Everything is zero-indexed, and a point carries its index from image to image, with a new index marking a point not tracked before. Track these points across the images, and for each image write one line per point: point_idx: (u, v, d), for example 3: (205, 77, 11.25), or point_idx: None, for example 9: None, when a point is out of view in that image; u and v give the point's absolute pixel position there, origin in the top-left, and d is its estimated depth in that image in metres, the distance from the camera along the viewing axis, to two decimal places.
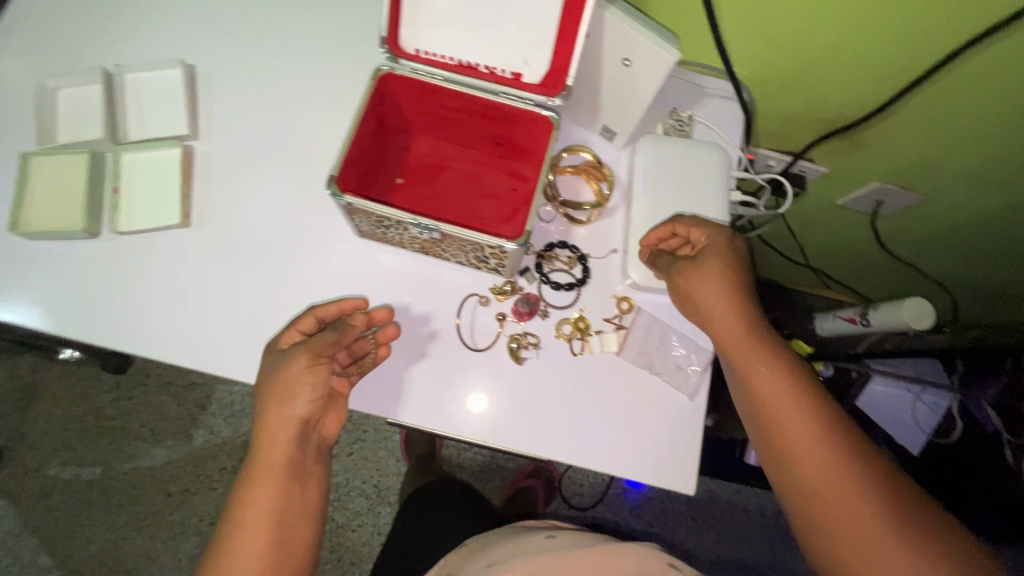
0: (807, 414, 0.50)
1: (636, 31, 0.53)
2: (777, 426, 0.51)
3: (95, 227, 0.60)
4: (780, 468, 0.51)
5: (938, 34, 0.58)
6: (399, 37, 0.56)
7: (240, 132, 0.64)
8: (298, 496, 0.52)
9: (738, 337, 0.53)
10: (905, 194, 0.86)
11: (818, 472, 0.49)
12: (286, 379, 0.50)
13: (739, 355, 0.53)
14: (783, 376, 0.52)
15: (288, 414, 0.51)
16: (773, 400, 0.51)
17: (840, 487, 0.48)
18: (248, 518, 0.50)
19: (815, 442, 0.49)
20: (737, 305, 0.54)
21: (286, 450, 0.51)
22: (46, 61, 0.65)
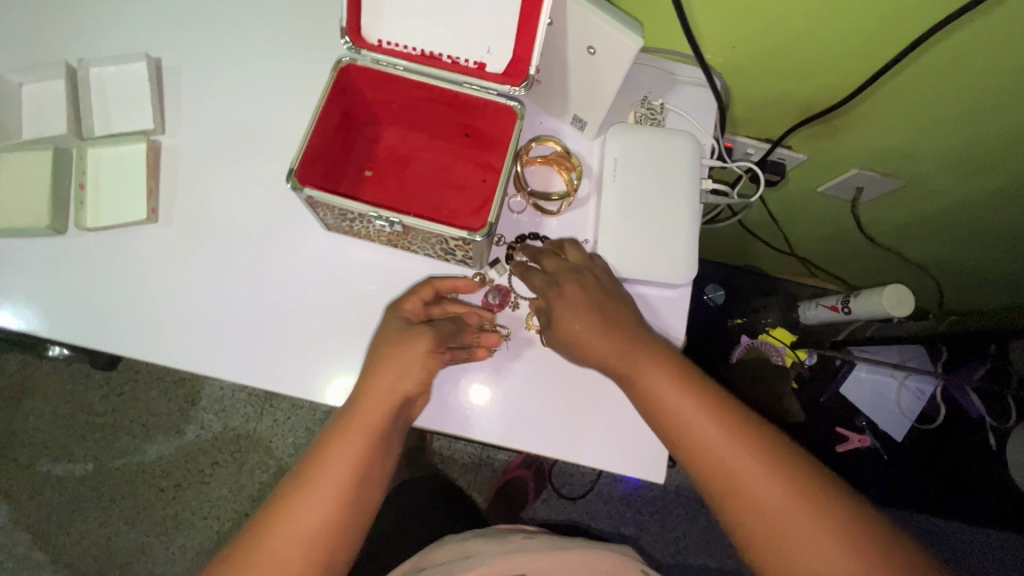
0: (707, 411, 0.48)
1: (597, 18, 0.52)
2: (685, 429, 0.48)
3: (62, 223, 0.60)
4: (697, 473, 0.48)
5: (906, 16, 0.58)
6: (361, 28, 0.55)
7: (208, 126, 0.64)
8: (379, 463, 0.51)
9: (619, 362, 0.51)
10: (884, 180, 0.86)
11: (732, 467, 0.46)
12: (403, 352, 0.51)
13: (633, 367, 0.51)
14: (676, 376, 0.50)
15: (394, 384, 0.51)
16: (673, 406, 0.49)
17: (757, 479, 0.45)
18: (324, 474, 0.49)
19: (722, 439, 0.47)
20: (609, 329, 0.52)
21: (381, 417, 0.51)
22: (9, 56, 0.64)
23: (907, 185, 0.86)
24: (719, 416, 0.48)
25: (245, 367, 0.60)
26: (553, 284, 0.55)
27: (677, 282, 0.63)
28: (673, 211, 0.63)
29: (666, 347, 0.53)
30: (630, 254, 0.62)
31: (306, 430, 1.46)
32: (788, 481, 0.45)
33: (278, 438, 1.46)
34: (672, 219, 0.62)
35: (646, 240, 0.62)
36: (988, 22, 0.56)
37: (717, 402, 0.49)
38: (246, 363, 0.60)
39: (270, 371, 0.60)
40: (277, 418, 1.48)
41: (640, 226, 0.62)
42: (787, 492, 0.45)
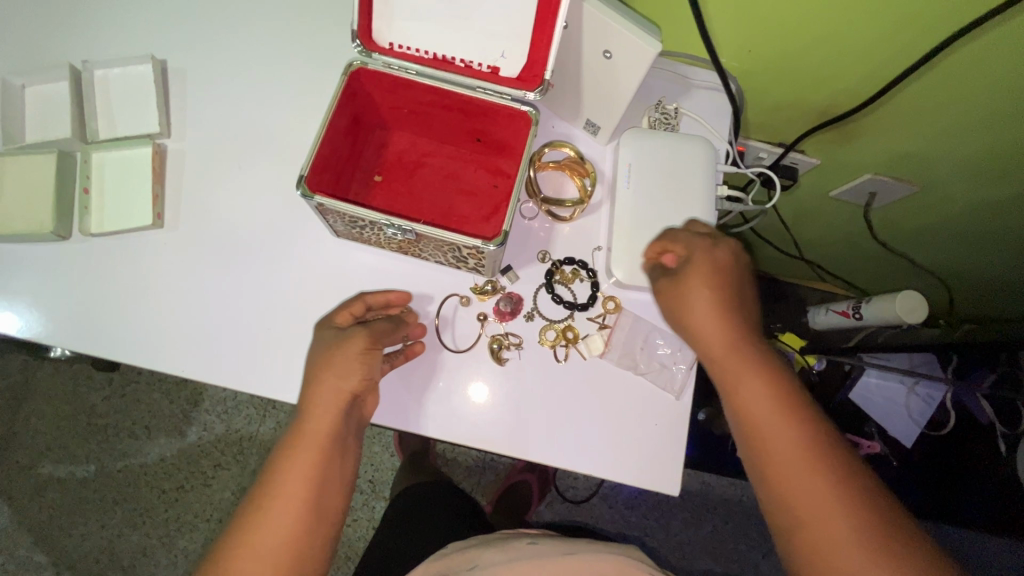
0: (791, 422, 0.48)
1: (615, 22, 0.51)
2: (763, 435, 0.49)
3: (66, 228, 0.59)
4: (764, 487, 0.48)
5: (927, 24, 0.57)
6: (372, 31, 0.54)
7: (214, 129, 0.63)
8: (336, 471, 0.50)
9: (721, 350, 0.52)
10: (898, 185, 0.85)
11: (806, 491, 0.46)
12: (338, 355, 0.50)
13: (727, 363, 0.51)
14: (771, 387, 0.50)
15: (341, 386, 0.50)
16: (759, 418, 0.49)
17: (823, 497, 0.46)
18: (283, 487, 0.48)
19: (799, 451, 0.47)
20: (727, 311, 0.52)
21: (331, 423, 0.50)
22: (13, 57, 0.63)
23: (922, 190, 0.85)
24: (803, 427, 0.48)
25: (251, 374, 0.59)
26: (687, 246, 0.54)
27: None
28: (689, 218, 0.61)
29: (769, 350, 0.53)
30: None
31: None
32: (856, 505, 0.45)
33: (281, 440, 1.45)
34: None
35: None
36: (1014, 28, 0.55)
37: (801, 416, 0.49)
38: (253, 371, 0.59)
39: (276, 379, 0.59)
40: (279, 420, 1.47)
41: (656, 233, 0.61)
42: (851, 515, 0.45)
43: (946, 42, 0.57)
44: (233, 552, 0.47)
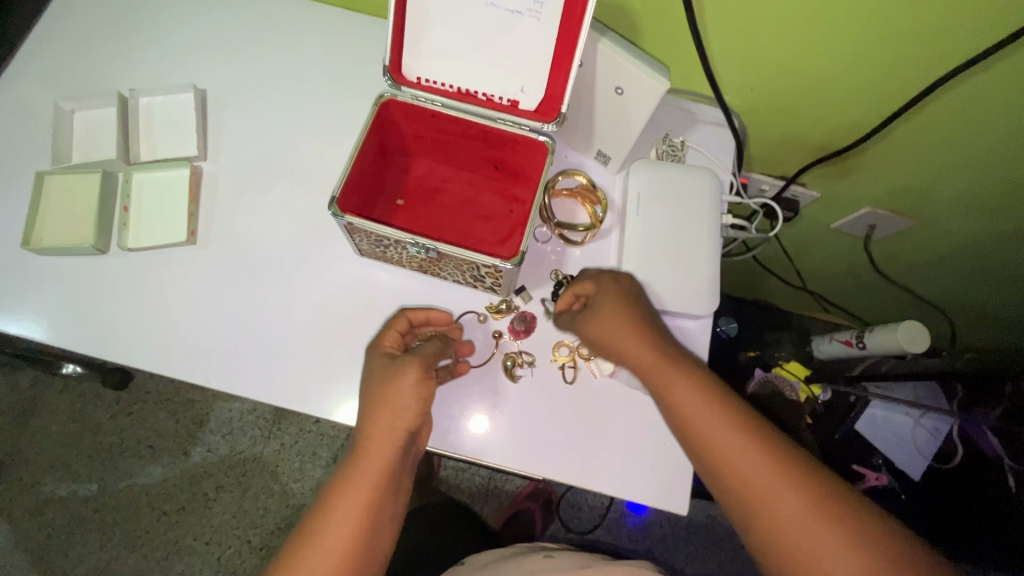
0: (732, 424, 0.50)
1: (626, 61, 0.55)
2: (706, 439, 0.50)
3: (104, 243, 0.62)
4: (713, 479, 0.50)
5: (917, 67, 0.61)
6: (402, 66, 0.58)
7: (248, 154, 0.67)
8: (390, 504, 0.51)
9: (641, 364, 0.54)
10: (897, 218, 0.88)
11: (751, 475, 0.47)
12: (391, 387, 0.51)
13: (659, 377, 0.53)
14: (695, 383, 0.52)
15: (395, 421, 0.51)
16: (694, 413, 0.51)
17: (769, 475, 0.47)
18: (335, 518, 0.49)
19: (743, 448, 0.48)
20: (643, 330, 0.55)
21: (389, 457, 0.51)
22: (64, 84, 0.68)
23: (920, 222, 0.88)
24: (744, 428, 0.49)
25: (271, 387, 0.60)
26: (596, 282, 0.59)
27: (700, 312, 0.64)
28: (694, 245, 0.64)
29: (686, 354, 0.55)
30: (652, 285, 0.63)
31: (313, 455, 1.46)
32: (809, 489, 0.46)
33: (284, 463, 1.45)
34: (693, 252, 0.64)
35: (668, 271, 0.63)
36: (1007, 67, 0.59)
37: (741, 415, 0.50)
38: (274, 384, 0.61)
39: (295, 391, 0.61)
40: (284, 443, 1.47)
41: (662, 258, 0.64)
42: (798, 489, 0.46)
43: (941, 79, 0.61)
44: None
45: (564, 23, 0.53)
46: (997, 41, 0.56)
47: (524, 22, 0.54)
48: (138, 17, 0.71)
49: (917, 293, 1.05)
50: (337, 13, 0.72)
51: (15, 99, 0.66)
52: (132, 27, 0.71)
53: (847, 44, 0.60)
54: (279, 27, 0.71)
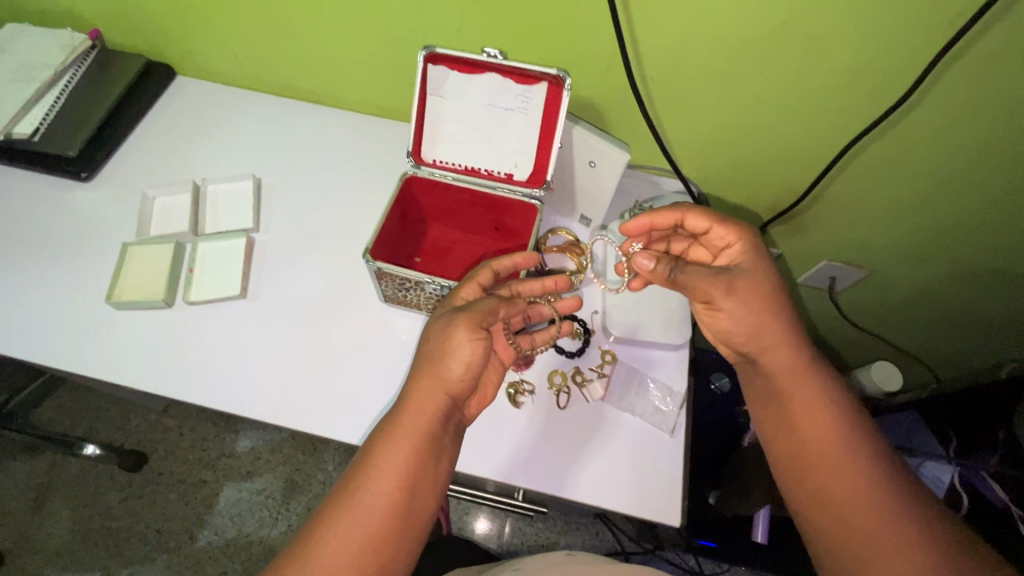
0: (841, 440, 0.57)
1: (596, 140, 0.71)
2: (810, 447, 0.58)
3: (171, 298, 0.74)
4: (803, 480, 0.58)
5: (826, 139, 0.78)
6: (420, 150, 0.74)
7: (294, 228, 0.81)
8: (432, 468, 0.57)
9: (771, 366, 0.62)
10: (851, 268, 1.00)
11: (844, 482, 0.56)
12: (451, 335, 0.58)
13: (782, 377, 0.61)
14: (818, 394, 0.60)
15: (441, 383, 0.59)
16: (808, 422, 0.59)
17: (860, 485, 0.55)
18: (381, 472, 0.55)
19: (842, 459, 0.56)
20: (784, 322, 0.61)
21: (431, 420, 0.58)
22: (149, 178, 0.85)
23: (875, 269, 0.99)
24: (849, 443, 0.57)
25: (303, 419, 0.68)
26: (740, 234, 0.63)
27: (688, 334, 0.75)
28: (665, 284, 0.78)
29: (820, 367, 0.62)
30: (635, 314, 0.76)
31: None
32: (900, 506, 0.54)
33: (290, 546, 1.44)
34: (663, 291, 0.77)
35: (645, 306, 0.76)
36: (905, 127, 0.74)
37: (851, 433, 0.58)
38: (305, 417, 0.69)
39: (322, 421, 0.68)
40: (291, 523, 1.47)
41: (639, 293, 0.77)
42: (885, 505, 0.54)
43: (855, 139, 0.76)
44: (327, 518, 0.54)
45: (545, 114, 0.69)
46: (884, 111, 0.72)
47: (516, 116, 0.70)
48: (213, 129, 0.90)
49: (889, 340, 1.14)
50: (368, 122, 0.92)
51: (109, 189, 0.83)
52: (207, 135, 0.90)
53: (773, 117, 0.77)
54: (323, 134, 0.91)
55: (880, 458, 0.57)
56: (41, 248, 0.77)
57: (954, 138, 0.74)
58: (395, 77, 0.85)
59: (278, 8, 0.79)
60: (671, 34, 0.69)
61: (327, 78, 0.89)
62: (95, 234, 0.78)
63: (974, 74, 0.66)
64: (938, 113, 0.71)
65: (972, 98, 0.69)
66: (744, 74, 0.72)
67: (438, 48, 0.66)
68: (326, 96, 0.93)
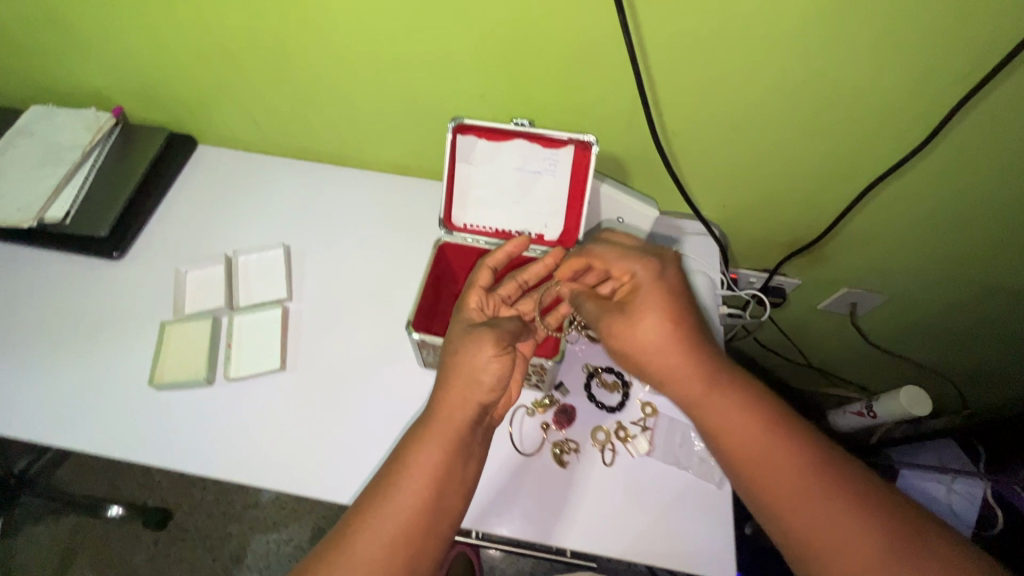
0: (783, 452, 0.51)
1: (625, 198, 0.72)
2: (755, 467, 0.51)
3: (212, 375, 0.74)
4: (758, 507, 0.52)
5: (846, 179, 0.80)
6: (451, 215, 0.75)
7: (326, 294, 0.82)
8: (462, 469, 0.58)
9: (689, 391, 0.55)
10: (871, 293, 1.01)
11: (796, 502, 0.49)
12: (474, 353, 0.60)
13: (702, 400, 0.55)
14: (744, 410, 0.54)
15: (469, 394, 0.59)
16: (740, 442, 0.52)
17: (816, 502, 0.49)
18: (413, 471, 0.56)
19: (788, 473, 0.50)
20: (691, 346, 0.56)
21: (461, 424, 0.59)
22: (180, 252, 0.86)
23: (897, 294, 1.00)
24: (799, 457, 0.51)
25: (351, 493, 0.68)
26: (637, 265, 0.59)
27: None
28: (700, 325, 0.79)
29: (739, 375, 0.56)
30: None
31: None
32: (861, 517, 0.47)
33: None
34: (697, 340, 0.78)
35: None
36: (926, 165, 0.75)
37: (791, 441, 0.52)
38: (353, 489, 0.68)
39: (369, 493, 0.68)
40: None
41: None
42: (846, 517, 0.48)
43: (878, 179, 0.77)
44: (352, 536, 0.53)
45: (573, 176, 0.71)
46: (904, 153, 0.74)
47: (544, 179, 0.71)
48: (238, 197, 0.92)
49: (913, 360, 1.14)
50: (390, 181, 0.93)
51: (140, 265, 0.84)
52: (233, 204, 0.91)
53: (794, 161, 0.78)
54: (347, 196, 0.92)
55: (823, 461, 0.51)
56: (80, 332, 0.77)
57: (974, 172, 0.75)
58: (418, 139, 0.87)
59: (302, 81, 0.81)
60: (694, 91, 0.71)
61: (349, 142, 0.91)
62: (131, 314, 0.79)
63: (992, 118, 0.68)
64: (956, 153, 0.73)
65: (990, 140, 0.70)
66: (766, 123, 0.74)
67: (468, 119, 0.68)
68: (347, 157, 0.94)
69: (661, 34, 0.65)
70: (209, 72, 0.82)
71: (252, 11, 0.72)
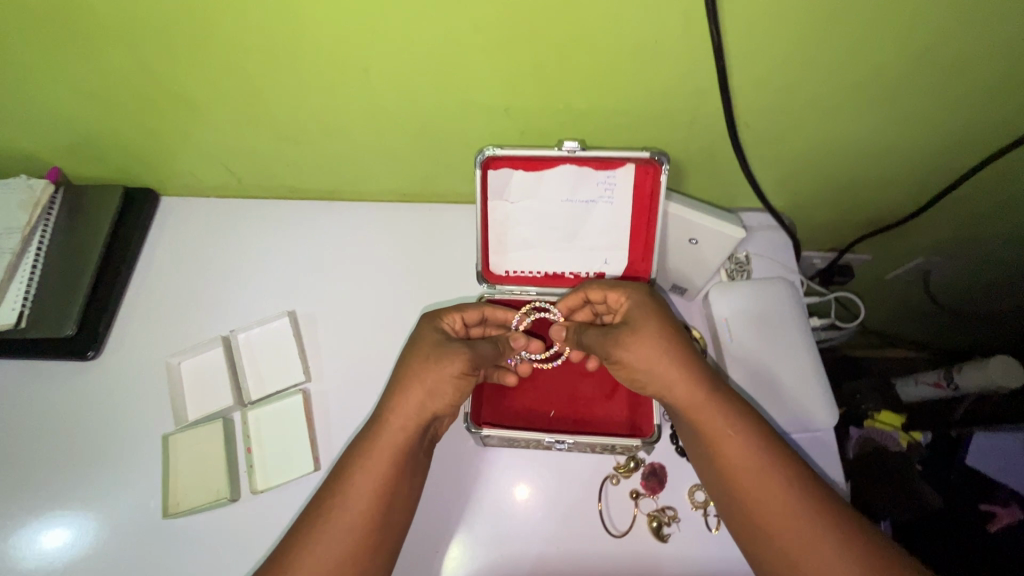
0: (770, 473, 0.49)
1: (702, 219, 0.59)
2: (742, 476, 0.50)
3: (236, 491, 0.63)
4: (746, 526, 0.50)
5: (952, 154, 0.67)
6: (490, 265, 0.64)
7: (348, 365, 0.70)
8: (406, 485, 0.53)
9: (689, 409, 0.52)
10: (952, 261, 0.89)
11: (785, 528, 0.48)
12: (441, 368, 0.55)
13: (701, 420, 0.52)
14: (747, 436, 0.51)
15: (425, 403, 0.54)
16: (739, 465, 0.50)
17: (804, 530, 0.47)
18: (353, 492, 0.51)
19: (780, 501, 0.48)
20: (685, 372, 0.52)
21: (408, 434, 0.53)
22: (168, 340, 0.72)
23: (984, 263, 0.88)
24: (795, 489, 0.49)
25: None
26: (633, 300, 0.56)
27: (810, 424, 0.65)
28: (791, 336, 0.68)
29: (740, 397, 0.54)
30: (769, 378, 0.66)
31: None
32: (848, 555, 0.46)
33: None
34: (787, 340, 0.67)
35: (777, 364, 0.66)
36: None
37: (779, 464, 0.50)
38: None
39: None
40: None
41: (766, 350, 0.67)
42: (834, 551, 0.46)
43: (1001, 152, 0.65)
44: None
45: (635, 200, 0.58)
46: None
47: (600, 207, 0.59)
48: (223, 259, 0.77)
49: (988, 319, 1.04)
50: (399, 212, 0.79)
51: (124, 363, 0.71)
52: (218, 268, 0.77)
53: (889, 138, 0.65)
54: (352, 237, 0.78)
55: (814, 494, 0.49)
56: (72, 462, 0.65)
57: None
58: (428, 166, 0.71)
59: (279, 118, 0.65)
60: (779, 76, 0.56)
61: (345, 175, 0.75)
62: (126, 427, 0.67)
63: None
64: None
65: None
66: (861, 101, 0.60)
67: (501, 150, 0.55)
68: (343, 191, 0.79)
69: (748, 13, 0.50)
70: (161, 121, 0.66)
71: (205, 42, 0.56)
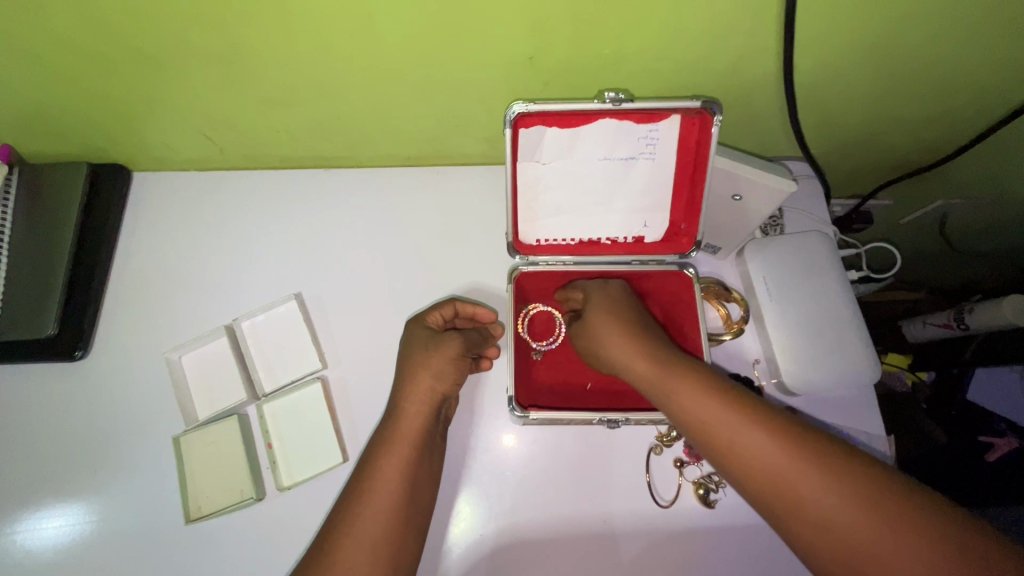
0: (736, 414, 0.43)
1: (750, 173, 0.55)
2: (721, 439, 0.43)
3: (261, 489, 0.59)
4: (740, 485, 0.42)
5: (1006, 92, 0.62)
6: (520, 234, 0.61)
7: (367, 348, 0.65)
8: (428, 464, 0.49)
9: (643, 373, 0.50)
10: (970, 202, 0.84)
11: (769, 470, 0.40)
12: (439, 353, 0.53)
13: (657, 381, 0.49)
14: (703, 385, 0.46)
15: (433, 385, 0.52)
16: (705, 417, 0.45)
17: (790, 466, 0.39)
18: (377, 482, 0.46)
19: (753, 441, 0.41)
20: (630, 344, 0.52)
21: (426, 417, 0.51)
22: (165, 333, 0.66)
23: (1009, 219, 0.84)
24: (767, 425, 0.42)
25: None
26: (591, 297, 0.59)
27: (846, 379, 0.61)
28: (830, 290, 0.64)
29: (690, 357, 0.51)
30: (811, 336, 0.63)
31: None
32: (844, 484, 0.37)
33: None
34: (823, 295, 0.64)
35: (815, 323, 0.63)
36: None
37: (747, 406, 0.44)
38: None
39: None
40: None
41: (804, 307, 0.64)
42: (828, 484, 0.38)
43: None
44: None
45: (679, 156, 0.55)
46: None
47: (641, 165, 0.55)
48: (215, 240, 0.70)
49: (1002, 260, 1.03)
50: (407, 178, 0.72)
51: (119, 359, 0.65)
52: (210, 250, 0.70)
53: (941, 75, 0.59)
54: (357, 210, 0.71)
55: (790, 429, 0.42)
56: (76, 469, 0.60)
57: None
58: (439, 125, 0.64)
59: (268, 78, 0.56)
60: (840, 11, 0.50)
61: (344, 141, 0.67)
62: (132, 427, 0.62)
63: None
64: None
65: None
66: (921, 36, 0.54)
67: (533, 106, 0.50)
68: (342, 158, 0.71)
69: None
70: (126, 86, 0.57)
71: None
